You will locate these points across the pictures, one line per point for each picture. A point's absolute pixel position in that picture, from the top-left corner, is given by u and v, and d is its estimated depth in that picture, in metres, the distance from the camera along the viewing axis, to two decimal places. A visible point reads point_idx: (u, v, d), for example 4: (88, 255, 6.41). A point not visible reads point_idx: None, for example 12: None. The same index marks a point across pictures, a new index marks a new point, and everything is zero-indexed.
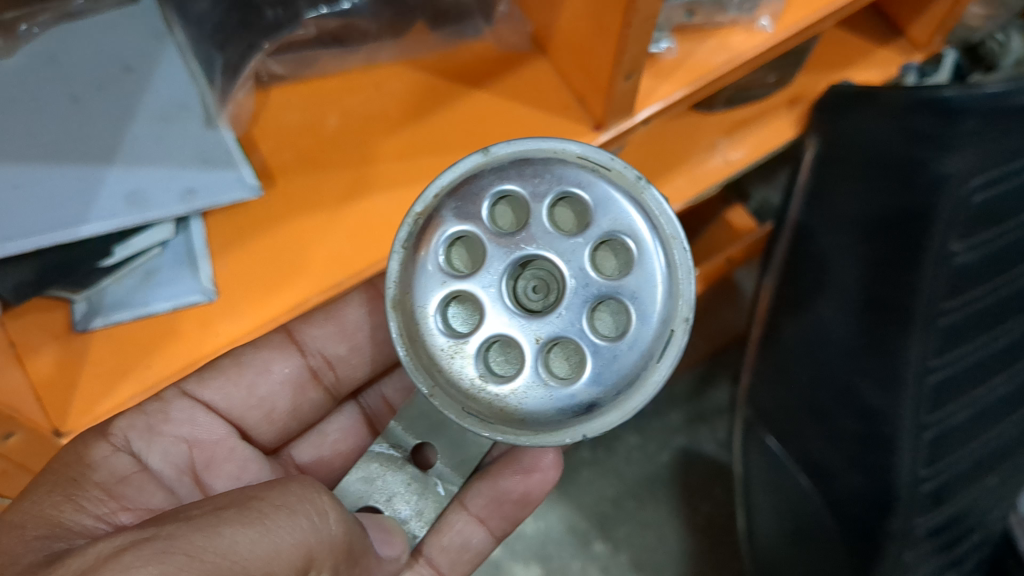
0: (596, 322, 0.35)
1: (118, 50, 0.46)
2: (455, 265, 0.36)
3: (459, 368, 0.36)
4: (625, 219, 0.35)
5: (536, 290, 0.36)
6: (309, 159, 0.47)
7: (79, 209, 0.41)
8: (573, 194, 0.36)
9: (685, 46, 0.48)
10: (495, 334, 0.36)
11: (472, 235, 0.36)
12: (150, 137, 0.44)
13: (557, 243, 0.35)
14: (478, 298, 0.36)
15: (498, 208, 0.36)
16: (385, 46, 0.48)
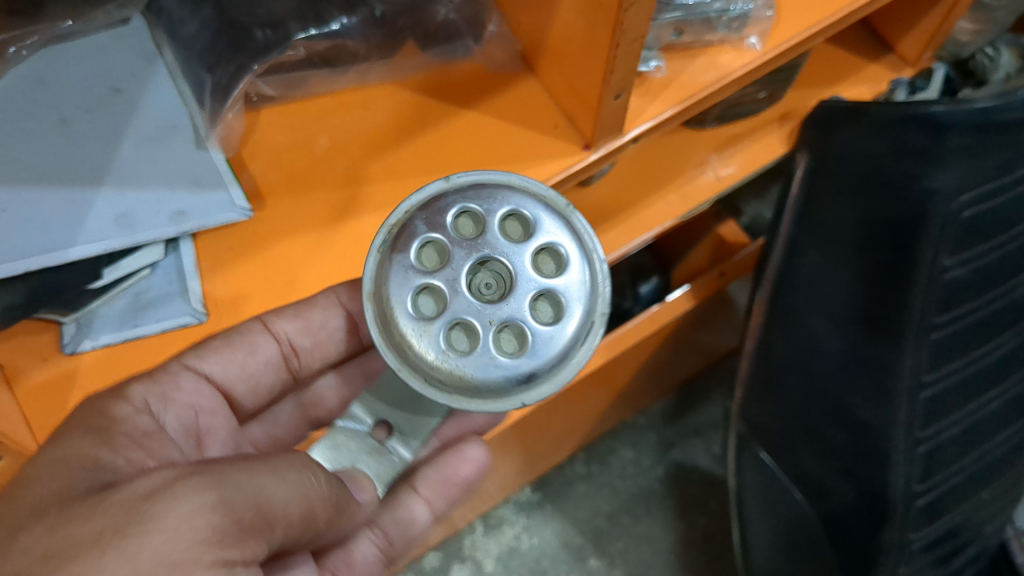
0: (538, 311, 0.34)
1: (108, 72, 0.47)
2: (427, 259, 0.34)
3: (420, 344, 0.33)
4: (567, 241, 0.35)
5: (491, 286, 0.34)
6: (299, 180, 0.47)
7: (67, 232, 0.42)
8: (525, 210, 0.35)
9: (674, 65, 0.49)
10: (456, 316, 0.34)
11: (440, 238, 0.35)
12: (141, 158, 0.45)
13: (504, 246, 0.34)
14: (443, 288, 0.34)
15: (461, 219, 0.35)
16: (374, 66, 0.48)
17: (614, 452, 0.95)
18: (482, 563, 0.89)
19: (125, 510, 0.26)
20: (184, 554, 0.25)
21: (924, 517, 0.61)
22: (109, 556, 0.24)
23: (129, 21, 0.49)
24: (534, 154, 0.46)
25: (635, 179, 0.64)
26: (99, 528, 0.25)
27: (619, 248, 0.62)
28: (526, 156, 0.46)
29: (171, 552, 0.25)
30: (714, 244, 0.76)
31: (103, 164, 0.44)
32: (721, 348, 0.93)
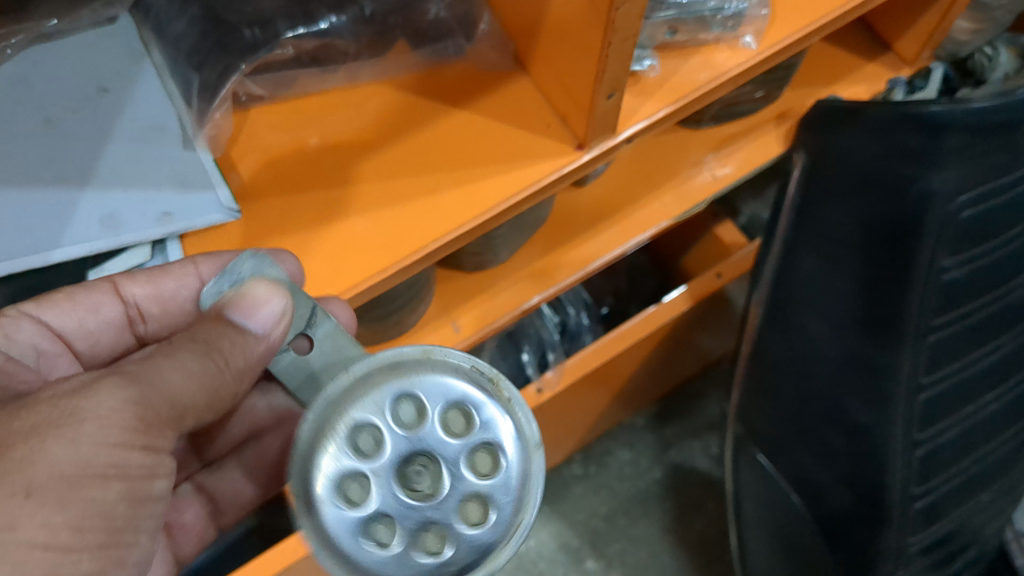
0: (423, 537, 0.31)
1: (95, 71, 0.47)
2: (358, 442, 0.32)
3: (338, 527, 0.31)
4: (499, 484, 0.32)
5: (422, 475, 0.31)
6: (287, 181, 0.46)
7: (53, 234, 0.41)
8: (473, 402, 0.32)
9: (669, 64, 0.48)
10: (363, 470, 0.31)
11: (381, 417, 0.32)
12: (128, 159, 0.44)
13: (449, 453, 0.31)
14: (373, 478, 0.31)
15: (401, 404, 0.32)
16: (365, 64, 0.48)
17: (611, 453, 0.95)
18: None
19: (54, 404, 0.30)
20: (113, 441, 0.31)
21: (923, 520, 0.61)
22: (51, 441, 0.29)
23: (116, 20, 0.48)
24: (528, 154, 0.46)
25: (630, 180, 0.63)
26: (37, 420, 0.29)
27: (616, 249, 0.62)
28: (519, 156, 0.46)
29: (105, 440, 0.30)
30: (710, 244, 0.76)
31: (89, 165, 0.43)
32: (718, 350, 0.92)
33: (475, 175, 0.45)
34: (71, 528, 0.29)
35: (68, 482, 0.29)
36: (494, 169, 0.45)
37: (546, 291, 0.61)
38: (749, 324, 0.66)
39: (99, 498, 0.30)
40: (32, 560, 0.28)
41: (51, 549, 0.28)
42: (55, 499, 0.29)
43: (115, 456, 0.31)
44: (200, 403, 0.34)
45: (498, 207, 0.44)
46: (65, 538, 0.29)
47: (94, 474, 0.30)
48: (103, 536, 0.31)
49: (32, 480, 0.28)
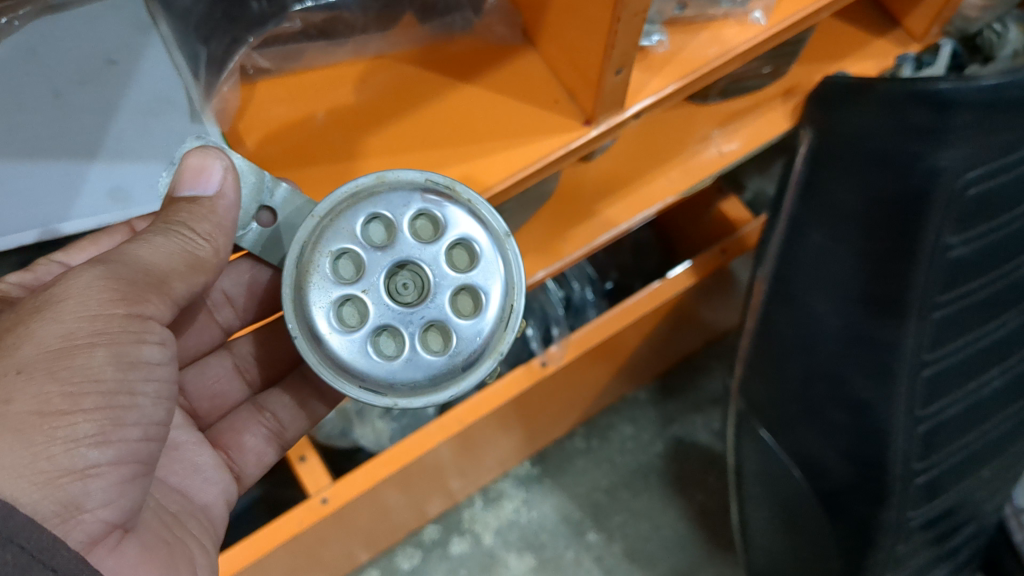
0: (424, 341, 0.40)
1: (102, 43, 0.47)
2: (340, 271, 0.40)
3: (351, 352, 0.39)
4: (484, 314, 0.40)
5: (409, 287, 0.40)
6: (296, 154, 0.45)
7: (64, 205, 0.44)
8: (440, 213, 0.40)
9: (678, 39, 0.48)
10: (358, 291, 0.39)
11: (356, 240, 0.40)
12: (136, 132, 0.45)
13: (445, 280, 0.40)
14: (365, 297, 0.39)
15: (371, 229, 0.40)
16: (373, 38, 0.48)
17: (613, 427, 0.95)
18: (481, 536, 0.89)
19: (33, 302, 0.32)
20: (94, 314, 0.32)
21: (924, 495, 0.61)
22: (34, 324, 0.31)
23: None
24: (536, 129, 0.45)
25: (636, 155, 0.63)
26: (20, 314, 0.32)
27: (622, 224, 0.62)
28: (526, 132, 0.45)
29: (85, 312, 0.32)
30: (715, 221, 0.76)
31: (98, 137, 0.45)
32: (721, 325, 0.93)
33: (481, 151, 0.45)
34: (66, 396, 0.31)
35: (55, 354, 0.31)
36: (500, 144, 0.45)
37: (552, 266, 0.60)
38: (754, 299, 0.66)
39: (88, 368, 0.32)
40: (30, 428, 0.30)
41: (43, 420, 0.30)
42: (45, 371, 0.31)
43: (104, 326, 0.33)
44: (181, 271, 0.37)
45: (506, 181, 0.44)
46: (59, 405, 0.31)
47: (81, 342, 0.32)
48: (102, 403, 0.32)
49: (21, 360, 0.30)
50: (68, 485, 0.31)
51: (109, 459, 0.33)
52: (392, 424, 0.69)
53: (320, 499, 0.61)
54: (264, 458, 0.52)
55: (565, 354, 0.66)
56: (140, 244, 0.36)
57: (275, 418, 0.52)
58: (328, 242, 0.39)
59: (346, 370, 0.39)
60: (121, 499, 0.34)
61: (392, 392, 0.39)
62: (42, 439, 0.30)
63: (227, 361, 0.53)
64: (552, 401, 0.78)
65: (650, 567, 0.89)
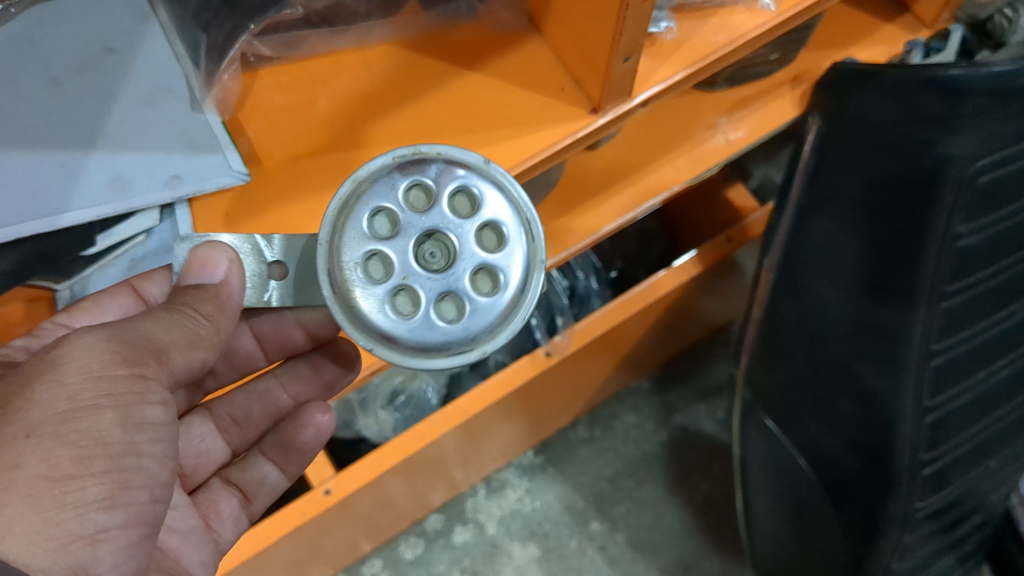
0: (478, 286, 0.37)
1: (100, 31, 0.46)
2: (372, 271, 0.36)
3: (422, 336, 0.36)
4: (513, 241, 0.37)
5: (436, 254, 0.36)
6: (299, 144, 0.44)
7: (64, 193, 0.42)
8: (427, 177, 0.37)
9: (686, 26, 0.46)
10: (398, 280, 0.36)
11: (368, 236, 0.37)
12: (137, 121, 0.44)
13: (465, 230, 0.37)
14: (407, 283, 0.36)
15: (375, 227, 0.37)
16: (376, 25, 0.47)
17: (616, 416, 0.95)
18: (484, 526, 0.89)
19: (35, 365, 0.32)
20: (97, 374, 0.32)
21: (930, 486, 0.61)
22: (39, 387, 0.31)
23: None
24: (542, 117, 0.44)
25: (642, 144, 0.63)
26: (24, 378, 0.31)
27: (628, 213, 0.61)
28: (531, 121, 0.44)
29: (89, 373, 0.32)
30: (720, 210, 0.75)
31: (97, 126, 0.43)
32: (725, 315, 0.92)
33: (485, 140, 0.43)
34: (75, 460, 0.30)
35: (61, 416, 0.31)
36: (506, 133, 0.43)
37: (558, 256, 0.59)
38: (760, 288, 0.66)
39: (95, 429, 0.31)
40: (40, 493, 0.29)
41: (53, 484, 0.30)
42: (53, 434, 0.30)
43: (109, 387, 0.32)
44: (183, 343, 0.36)
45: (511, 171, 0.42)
46: (69, 470, 0.30)
47: (86, 404, 0.31)
48: (109, 466, 0.32)
49: (30, 422, 0.30)
50: (79, 551, 0.30)
51: (118, 523, 0.32)
52: (396, 415, 0.69)
53: (323, 490, 0.60)
54: (239, 524, 0.51)
55: (570, 345, 0.66)
56: (145, 319, 0.36)
57: (246, 492, 0.52)
58: (345, 253, 0.36)
59: (428, 351, 0.36)
60: (131, 562, 0.32)
61: (478, 344, 0.37)
62: (53, 505, 0.30)
63: (210, 421, 0.52)
64: (554, 391, 0.77)
65: (654, 557, 0.89)
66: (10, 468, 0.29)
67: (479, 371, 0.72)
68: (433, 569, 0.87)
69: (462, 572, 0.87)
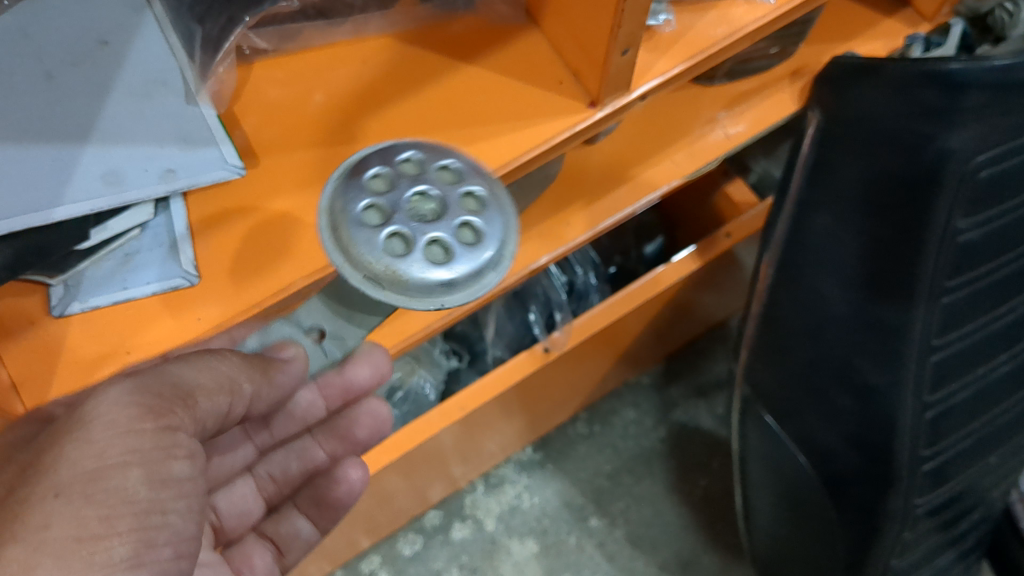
0: (473, 208, 0.36)
1: (92, 23, 0.41)
2: (394, 246, 0.34)
3: (472, 261, 0.35)
4: (466, 174, 0.37)
5: (426, 205, 0.35)
6: (294, 138, 0.42)
7: (53, 188, 0.36)
8: (372, 169, 0.36)
9: (686, 18, 0.45)
10: (422, 234, 0.34)
11: (369, 222, 0.34)
12: (130, 113, 0.39)
13: (430, 176, 0.36)
14: (430, 234, 0.34)
15: (372, 215, 0.34)
16: (373, 16, 0.45)
17: (616, 412, 0.94)
18: (483, 522, 0.89)
19: (66, 422, 0.33)
20: (124, 431, 0.33)
21: (930, 481, 0.62)
22: (67, 445, 0.32)
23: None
24: (540, 111, 0.43)
25: (641, 139, 0.62)
26: (58, 433, 0.33)
27: (626, 209, 0.60)
28: (529, 114, 0.42)
29: (116, 430, 0.33)
30: (719, 206, 0.75)
31: (88, 120, 0.38)
32: (723, 311, 0.92)
33: (483, 133, 0.42)
34: (101, 520, 0.32)
35: (89, 476, 0.32)
36: (506, 125, 0.42)
37: (555, 252, 0.58)
38: (760, 283, 0.66)
39: (121, 488, 0.33)
40: (68, 554, 0.30)
41: (81, 545, 0.31)
42: (81, 494, 0.31)
43: (135, 444, 0.33)
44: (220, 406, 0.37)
45: (509, 166, 0.41)
46: (95, 529, 0.31)
47: (113, 463, 0.33)
48: (135, 524, 0.33)
49: (59, 482, 0.31)
50: None
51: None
52: (393, 412, 0.68)
53: None
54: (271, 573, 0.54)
55: (569, 341, 0.66)
56: (183, 364, 0.37)
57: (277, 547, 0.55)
58: (359, 248, 0.34)
59: (482, 266, 0.35)
60: None
61: (506, 248, 0.36)
62: (80, 565, 0.31)
63: (251, 482, 0.54)
64: (552, 387, 0.77)
65: (653, 553, 0.88)
66: (41, 529, 0.30)
67: (477, 368, 0.71)
68: (432, 565, 0.87)
69: (461, 568, 0.87)
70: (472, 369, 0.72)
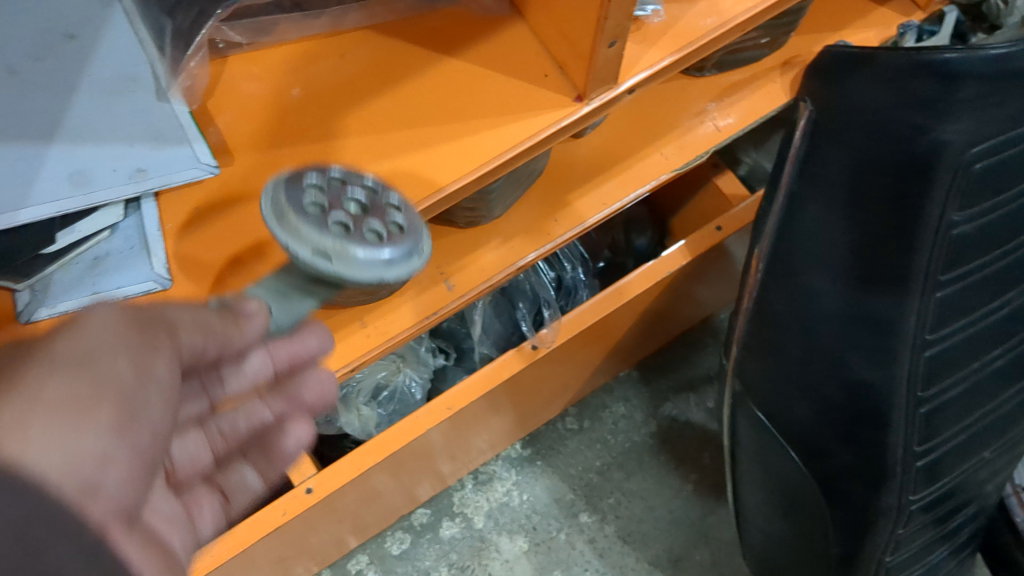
0: (397, 209, 0.37)
1: (58, 15, 0.39)
2: (336, 228, 0.34)
3: (404, 246, 0.35)
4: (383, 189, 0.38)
5: (359, 204, 0.36)
6: (269, 136, 0.41)
7: (17, 190, 0.35)
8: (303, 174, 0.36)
9: (675, 9, 0.43)
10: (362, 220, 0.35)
11: (309, 210, 0.34)
12: (97, 109, 0.37)
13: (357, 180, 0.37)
14: (368, 224, 0.35)
15: (314, 209, 0.35)
16: (350, 8, 0.43)
17: (606, 407, 0.93)
18: (472, 519, 0.88)
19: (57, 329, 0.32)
20: (116, 330, 0.33)
21: (925, 478, 0.62)
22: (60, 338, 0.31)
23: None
24: (525, 105, 0.41)
25: (630, 132, 0.60)
26: (51, 330, 0.32)
27: (617, 203, 0.58)
28: (513, 108, 0.41)
29: (106, 330, 0.32)
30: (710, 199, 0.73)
31: (55, 117, 0.37)
32: (715, 304, 0.91)
33: (467, 128, 0.40)
34: (91, 389, 0.31)
35: (82, 354, 0.31)
36: (490, 119, 0.41)
37: (543, 248, 0.57)
38: (749, 278, 0.64)
39: (112, 372, 0.32)
40: (61, 413, 0.30)
41: (69, 408, 0.30)
42: (71, 368, 0.31)
43: (127, 340, 0.33)
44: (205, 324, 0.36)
45: (495, 161, 0.40)
46: (86, 397, 0.31)
47: (104, 348, 0.32)
48: (119, 402, 0.32)
49: (52, 358, 0.31)
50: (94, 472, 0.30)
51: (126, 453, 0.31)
52: (379, 411, 0.67)
53: (305, 488, 0.60)
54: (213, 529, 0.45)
55: (557, 337, 0.65)
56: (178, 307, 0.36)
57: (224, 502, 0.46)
58: (304, 227, 0.34)
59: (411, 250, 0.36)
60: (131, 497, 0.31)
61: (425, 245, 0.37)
62: (66, 432, 0.30)
63: (199, 436, 0.44)
64: (541, 383, 0.76)
65: (644, 549, 0.87)
66: (32, 386, 0.30)
67: (465, 365, 0.71)
68: (421, 563, 0.86)
69: (450, 566, 0.86)
70: (459, 366, 0.71)
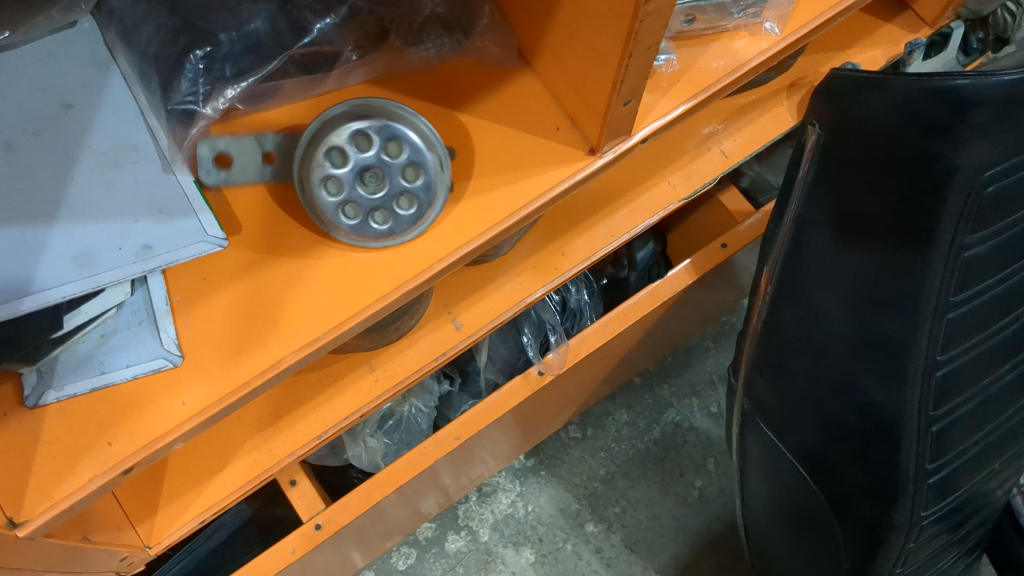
0: (407, 174, 0.37)
1: (54, 81, 0.36)
2: (390, 151, 0.37)
3: (389, 229, 0.38)
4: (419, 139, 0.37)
5: (371, 177, 0.37)
6: (277, 201, 0.40)
7: (17, 276, 0.33)
8: (345, 135, 0.36)
9: (687, 53, 0.44)
10: (367, 201, 0.37)
11: (424, 162, 0.37)
12: (98, 185, 0.35)
13: (382, 154, 0.37)
14: (372, 207, 0.37)
15: (417, 174, 0.37)
16: (354, 69, 0.42)
17: (609, 414, 0.93)
18: (478, 533, 0.88)
19: None
20: None
21: (937, 493, 0.60)
22: None
23: (77, 26, 0.38)
24: (537, 161, 0.40)
25: (638, 162, 0.60)
26: None
27: (623, 235, 0.58)
28: (526, 164, 0.40)
29: None
30: (715, 214, 0.73)
31: (56, 194, 0.35)
32: (717, 310, 0.90)
33: (478, 186, 0.40)
34: None
35: None
36: (500, 178, 0.40)
37: (551, 282, 0.56)
38: (758, 297, 0.63)
39: None
40: None
41: None
42: None
43: None
44: (145, 317, 0.37)
45: (507, 221, 0.39)
46: None
47: None
48: None
49: None
50: None
51: None
52: (385, 440, 0.66)
53: (314, 525, 0.60)
54: None
55: (564, 363, 0.63)
56: None
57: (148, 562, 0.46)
58: (409, 130, 0.37)
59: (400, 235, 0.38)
60: None
61: (431, 210, 0.38)
62: None
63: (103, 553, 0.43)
64: (545, 398, 0.75)
65: (651, 558, 0.87)
66: None
67: (469, 391, 0.71)
68: None
69: None
70: (464, 392, 0.71)
